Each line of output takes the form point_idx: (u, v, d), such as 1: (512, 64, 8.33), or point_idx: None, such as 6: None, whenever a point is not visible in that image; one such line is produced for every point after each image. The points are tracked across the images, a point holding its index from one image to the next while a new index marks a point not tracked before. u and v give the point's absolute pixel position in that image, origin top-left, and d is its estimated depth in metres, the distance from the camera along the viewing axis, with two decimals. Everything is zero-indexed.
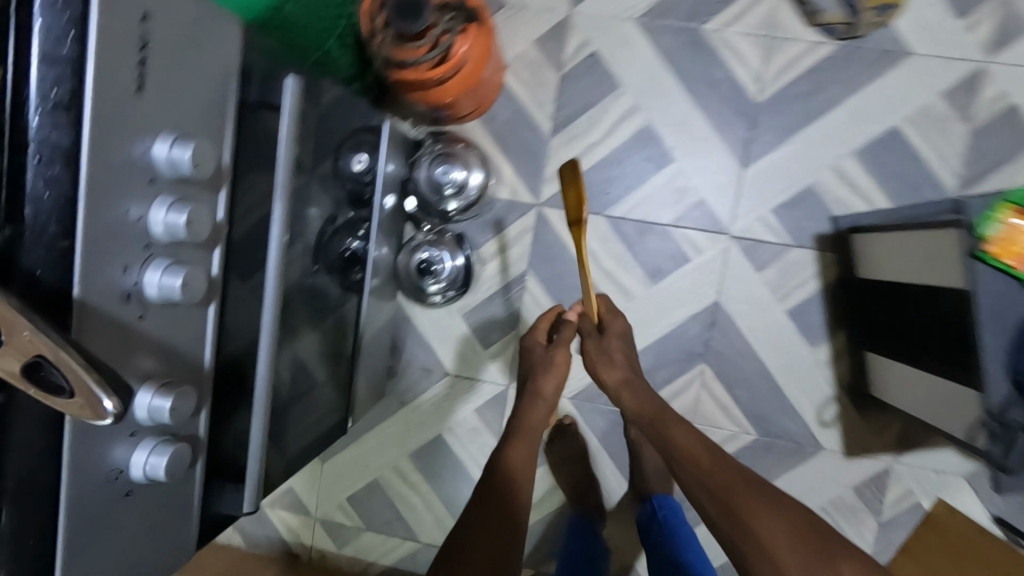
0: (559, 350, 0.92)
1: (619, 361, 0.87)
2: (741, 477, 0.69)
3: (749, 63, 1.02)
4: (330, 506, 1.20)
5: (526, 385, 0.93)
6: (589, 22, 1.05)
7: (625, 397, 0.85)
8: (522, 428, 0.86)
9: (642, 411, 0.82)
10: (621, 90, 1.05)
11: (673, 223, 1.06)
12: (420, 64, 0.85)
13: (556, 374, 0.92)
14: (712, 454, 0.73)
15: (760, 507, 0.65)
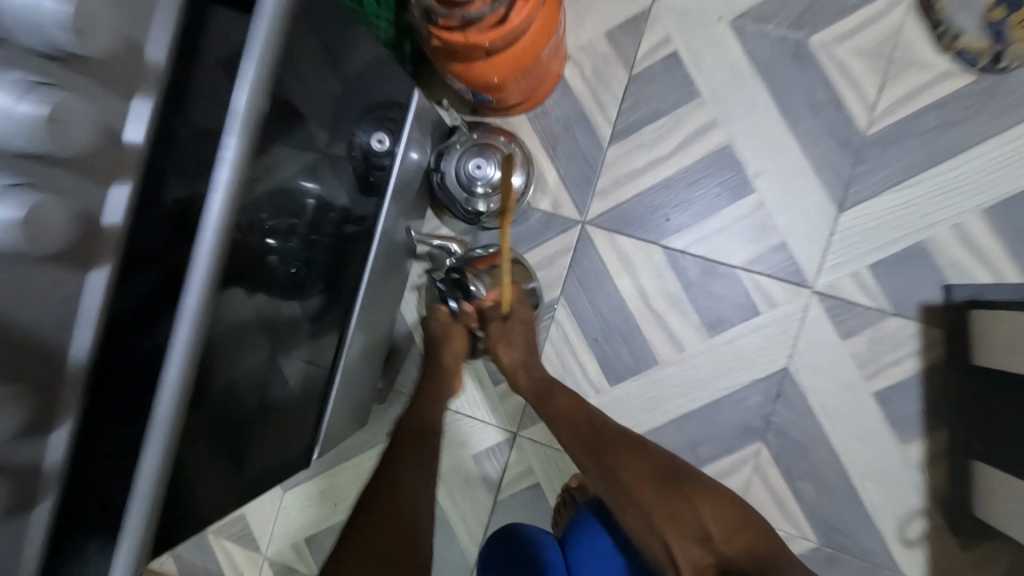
0: (455, 335, 0.82)
1: (517, 342, 0.81)
2: (628, 444, 0.72)
3: (861, 89, 0.85)
4: (284, 548, 1.00)
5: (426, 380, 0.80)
6: (672, 17, 0.89)
7: (520, 376, 0.80)
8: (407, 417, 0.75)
9: (540, 393, 0.79)
10: (701, 99, 0.88)
11: (744, 266, 0.87)
12: (473, 21, 0.68)
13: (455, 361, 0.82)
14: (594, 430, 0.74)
15: (640, 464, 0.70)
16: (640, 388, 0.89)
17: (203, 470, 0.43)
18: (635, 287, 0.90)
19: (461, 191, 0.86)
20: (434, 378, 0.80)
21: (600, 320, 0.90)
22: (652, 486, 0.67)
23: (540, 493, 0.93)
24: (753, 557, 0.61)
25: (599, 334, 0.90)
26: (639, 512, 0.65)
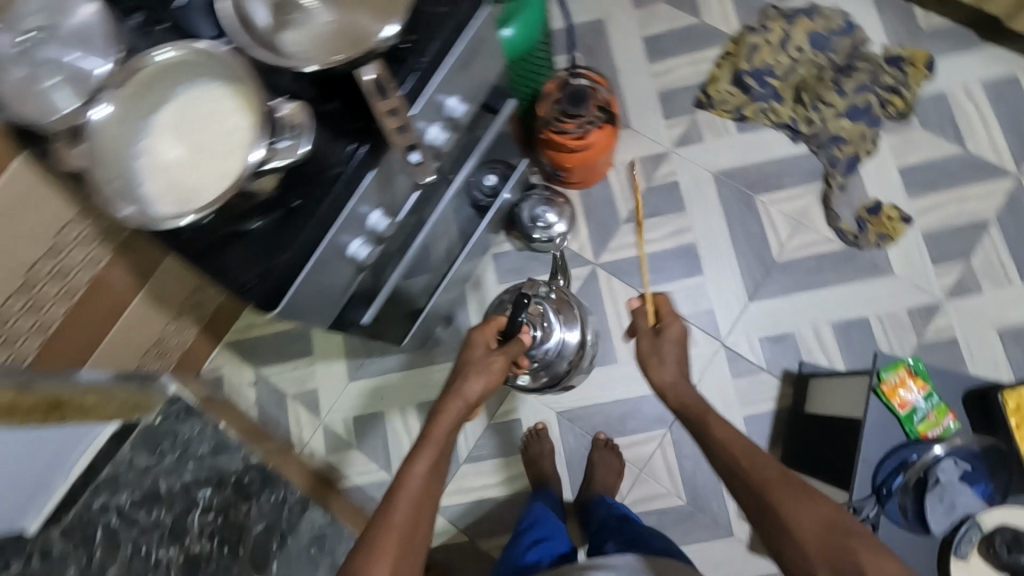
0: (495, 356, 0.84)
1: (669, 362, 0.85)
2: (762, 482, 0.70)
3: (779, 234, 1.39)
4: (336, 418, 1.45)
5: (452, 382, 0.82)
6: (680, 161, 1.46)
7: (671, 394, 0.84)
8: (431, 429, 0.76)
9: (685, 412, 0.82)
10: (684, 212, 1.43)
11: (684, 317, 1.38)
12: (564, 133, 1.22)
13: (485, 377, 0.81)
14: (726, 448, 0.75)
15: (783, 509, 0.68)
16: (601, 375, 1.38)
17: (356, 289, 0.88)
18: (616, 312, 1.40)
19: (530, 223, 1.39)
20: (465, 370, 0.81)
21: None
22: (789, 521, 0.67)
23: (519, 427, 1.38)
24: None
25: None
26: (802, 557, 0.65)
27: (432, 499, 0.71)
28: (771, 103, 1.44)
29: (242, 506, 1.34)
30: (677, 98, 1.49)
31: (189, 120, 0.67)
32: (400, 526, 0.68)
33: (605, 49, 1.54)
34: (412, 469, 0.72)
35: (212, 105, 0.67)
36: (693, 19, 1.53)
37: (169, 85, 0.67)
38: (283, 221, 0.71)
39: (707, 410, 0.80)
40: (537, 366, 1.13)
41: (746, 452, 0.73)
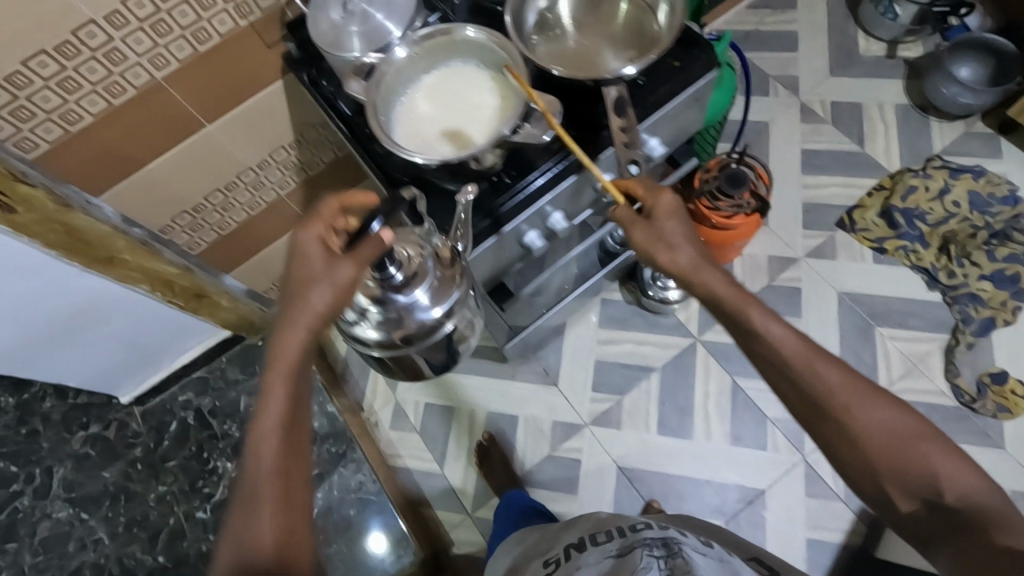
0: (341, 252, 0.64)
1: (678, 243, 0.80)
2: (803, 361, 0.74)
3: (891, 371, 1.37)
4: (408, 398, 1.50)
5: (289, 300, 0.64)
6: (808, 271, 1.48)
7: (699, 283, 0.80)
8: (279, 355, 0.63)
9: (716, 304, 0.79)
10: (799, 319, 1.44)
11: (772, 419, 1.37)
12: (713, 207, 1.27)
13: (334, 294, 0.62)
14: (765, 345, 0.76)
15: (829, 401, 0.71)
16: (673, 446, 1.37)
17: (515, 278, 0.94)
18: (704, 391, 1.41)
19: (650, 281, 1.44)
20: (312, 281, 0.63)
21: (674, 395, 1.41)
22: (820, 393, 0.72)
23: (577, 467, 1.39)
24: (971, 507, 0.65)
25: (667, 402, 1.41)
26: (869, 475, 0.70)
27: (290, 437, 0.62)
28: (916, 245, 1.45)
29: (303, 447, 1.40)
30: (822, 213, 1.53)
31: (451, 89, 0.78)
32: (272, 474, 0.60)
33: (763, 150, 1.61)
34: (268, 414, 0.62)
35: (476, 86, 0.77)
36: (856, 147, 1.58)
37: (446, 57, 0.78)
38: (489, 195, 0.80)
39: (746, 299, 0.77)
40: (393, 324, 0.70)
41: (775, 335, 0.75)
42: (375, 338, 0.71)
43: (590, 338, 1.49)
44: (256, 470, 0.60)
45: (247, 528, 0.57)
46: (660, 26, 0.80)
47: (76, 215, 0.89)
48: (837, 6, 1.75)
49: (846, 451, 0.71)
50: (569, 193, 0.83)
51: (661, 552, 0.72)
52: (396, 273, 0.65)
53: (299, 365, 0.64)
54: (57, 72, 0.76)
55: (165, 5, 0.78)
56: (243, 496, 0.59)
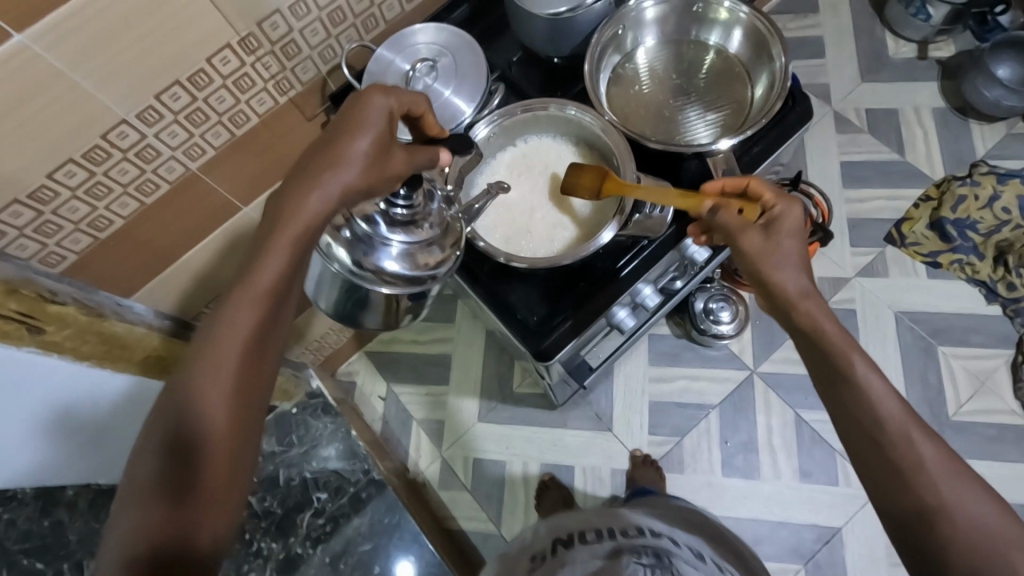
0: (393, 155, 0.57)
1: (791, 262, 0.63)
2: (900, 430, 0.56)
3: (957, 392, 1.33)
4: (457, 454, 1.44)
5: (320, 154, 0.55)
6: (861, 290, 1.42)
7: (799, 316, 0.62)
8: (291, 219, 0.53)
9: (811, 338, 0.61)
10: (858, 343, 1.38)
11: (841, 451, 1.32)
12: None
13: (361, 177, 0.55)
14: (857, 393, 0.58)
15: (915, 470, 0.54)
16: (740, 487, 1.32)
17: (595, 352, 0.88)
18: (766, 426, 1.36)
19: (701, 315, 1.37)
20: (352, 152, 0.54)
21: (736, 432, 1.36)
22: (907, 464, 0.55)
23: None
24: None
25: (730, 440, 1.35)
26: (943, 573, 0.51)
27: (265, 335, 0.53)
28: (970, 257, 1.40)
29: (353, 519, 1.30)
30: (869, 228, 1.47)
31: (528, 164, 0.77)
32: (236, 369, 0.51)
33: (801, 164, 1.55)
34: (257, 287, 0.52)
35: (554, 160, 0.77)
36: (896, 155, 1.53)
37: (518, 132, 0.77)
38: (581, 280, 0.74)
39: (850, 345, 0.59)
40: (363, 248, 0.62)
41: (877, 392, 0.57)
42: (346, 258, 0.62)
43: (642, 377, 1.43)
44: (211, 373, 0.50)
45: (182, 420, 0.50)
46: (751, 95, 0.76)
47: (110, 321, 0.79)
48: (861, 7, 1.68)
49: (911, 535, 0.53)
50: (661, 268, 0.77)
51: (648, 561, 0.73)
52: (400, 210, 0.61)
53: (304, 249, 0.54)
54: (86, 179, 0.67)
55: (202, 93, 0.68)
56: (183, 385, 0.50)
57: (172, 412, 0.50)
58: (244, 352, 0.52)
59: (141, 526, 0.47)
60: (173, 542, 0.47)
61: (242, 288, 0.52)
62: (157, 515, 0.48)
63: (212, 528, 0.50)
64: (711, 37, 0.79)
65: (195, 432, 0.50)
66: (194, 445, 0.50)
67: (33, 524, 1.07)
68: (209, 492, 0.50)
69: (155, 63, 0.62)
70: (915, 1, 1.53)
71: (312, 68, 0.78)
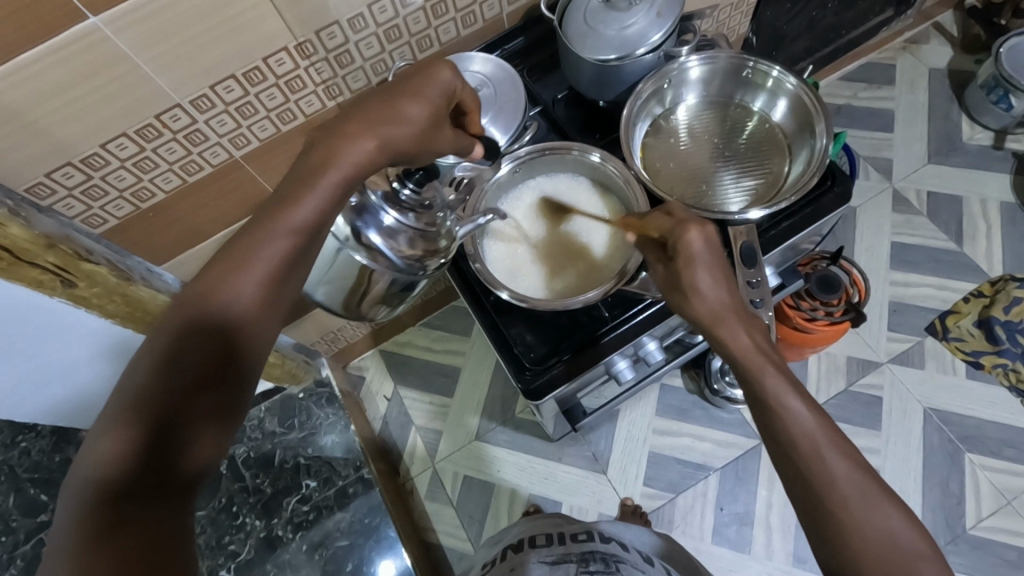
0: (444, 128, 0.58)
1: (700, 290, 0.61)
2: (815, 451, 0.54)
3: (979, 505, 1.24)
4: (448, 467, 1.44)
5: (383, 102, 0.55)
6: (891, 378, 1.36)
7: (716, 339, 0.61)
8: (350, 149, 0.52)
9: (735, 362, 0.60)
10: (879, 432, 1.32)
11: None
12: (797, 308, 1.18)
13: (420, 132, 0.56)
14: (772, 409, 0.57)
15: (826, 489, 0.53)
16: (726, 557, 1.27)
17: (587, 397, 0.88)
18: (766, 501, 1.31)
19: (717, 373, 1.34)
20: (413, 112, 0.55)
21: (733, 502, 1.31)
22: (817, 479, 0.53)
23: None
24: None
25: (725, 508, 1.31)
26: None
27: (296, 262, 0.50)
28: (1016, 363, 1.33)
29: (334, 513, 1.32)
30: (911, 314, 1.41)
31: (552, 200, 0.78)
32: (262, 288, 0.48)
33: (849, 237, 1.50)
34: (303, 203, 0.50)
35: (576, 199, 0.78)
36: (952, 244, 1.46)
37: (543, 170, 0.79)
38: (584, 326, 0.74)
39: (761, 358, 0.59)
40: (355, 210, 0.62)
41: (795, 414, 0.56)
42: (341, 228, 0.61)
43: (646, 425, 1.40)
44: (235, 290, 0.47)
45: (193, 334, 0.46)
46: (789, 170, 0.74)
47: (137, 287, 0.83)
48: (939, 86, 1.62)
49: (826, 551, 0.53)
50: (665, 327, 0.76)
51: (597, 568, 0.77)
52: (407, 190, 0.62)
53: (353, 181, 0.53)
54: (136, 153, 0.71)
55: (254, 89, 0.72)
56: (206, 292, 0.47)
57: (180, 325, 0.46)
58: (275, 273, 0.49)
59: (124, 439, 0.41)
60: (164, 459, 0.42)
61: (288, 202, 0.50)
62: (145, 430, 0.42)
63: (206, 458, 0.44)
64: (756, 103, 0.78)
65: (208, 351, 0.46)
66: (205, 353, 0.46)
67: (44, 457, 1.12)
68: (212, 414, 0.45)
69: (215, 56, 0.66)
70: (997, 89, 1.47)
71: (362, 77, 0.81)
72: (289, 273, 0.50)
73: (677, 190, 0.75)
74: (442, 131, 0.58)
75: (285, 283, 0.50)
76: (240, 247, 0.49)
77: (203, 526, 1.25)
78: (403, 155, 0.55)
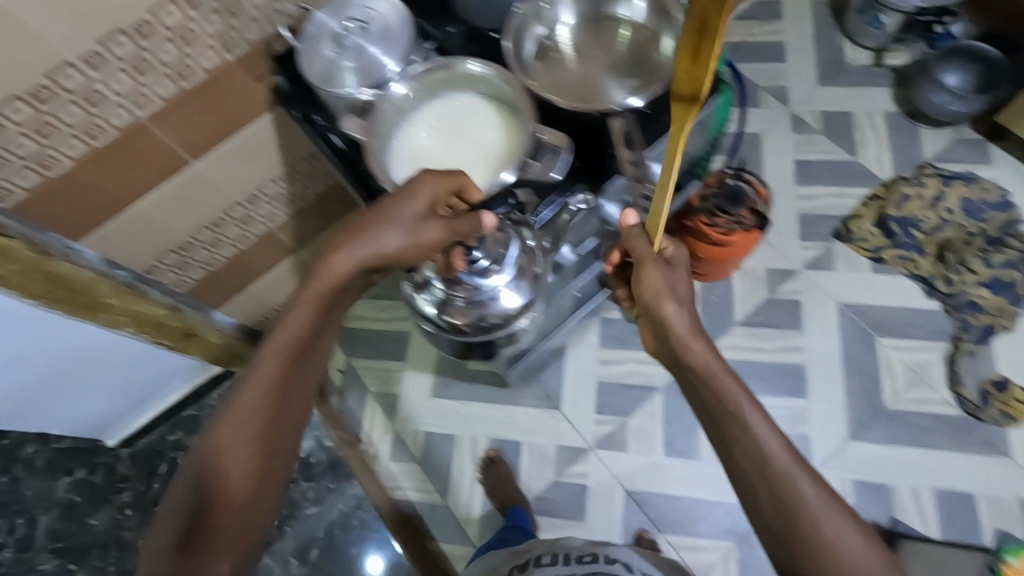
0: (434, 220, 0.74)
1: (680, 297, 0.81)
2: (785, 469, 0.67)
3: (894, 382, 1.37)
4: (409, 427, 1.47)
5: (366, 221, 0.72)
6: (807, 282, 1.47)
7: (694, 359, 0.76)
8: (327, 278, 0.70)
9: (713, 395, 0.73)
10: (802, 331, 1.43)
11: (780, 436, 1.35)
12: (711, 224, 1.27)
13: (401, 243, 0.72)
14: (746, 430, 0.69)
15: (798, 505, 0.65)
16: (679, 465, 1.36)
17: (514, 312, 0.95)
18: None
19: None
20: (388, 223, 0.72)
21: (679, 414, 1.40)
22: (790, 497, 0.66)
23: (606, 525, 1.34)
24: None
25: (673, 422, 1.39)
26: None
27: (297, 373, 0.69)
28: (912, 253, 1.45)
29: (302, 484, 1.36)
30: (818, 224, 1.52)
31: (454, 120, 0.82)
32: (264, 414, 0.66)
33: (758, 160, 1.60)
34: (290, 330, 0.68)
35: (479, 116, 0.82)
36: (848, 156, 1.58)
37: (438, 91, 0.82)
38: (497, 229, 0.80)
39: (738, 388, 0.72)
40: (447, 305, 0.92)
41: (764, 436, 0.69)
42: (430, 311, 0.94)
43: (592, 358, 1.47)
44: (236, 414, 0.65)
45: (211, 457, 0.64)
46: (660, 57, 0.82)
47: (58, 261, 0.83)
48: (822, 16, 1.75)
49: (796, 559, 0.64)
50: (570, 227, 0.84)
51: None
52: (477, 255, 0.85)
53: (327, 310, 0.71)
54: (32, 116, 0.72)
55: (146, 43, 0.74)
56: (221, 423, 0.65)
57: (202, 454, 0.65)
58: (275, 400, 0.67)
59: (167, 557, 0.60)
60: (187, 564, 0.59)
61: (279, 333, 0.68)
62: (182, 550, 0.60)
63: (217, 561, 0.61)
64: (620, 12, 0.86)
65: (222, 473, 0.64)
66: (217, 470, 0.63)
67: None
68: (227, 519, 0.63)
69: (97, 7, 0.68)
70: (870, 10, 1.60)
71: (257, 29, 0.84)
72: (285, 396, 0.67)
73: (564, 92, 0.81)
74: (434, 224, 0.73)
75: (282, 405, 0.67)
76: (245, 382, 0.67)
77: None
78: (398, 260, 0.73)
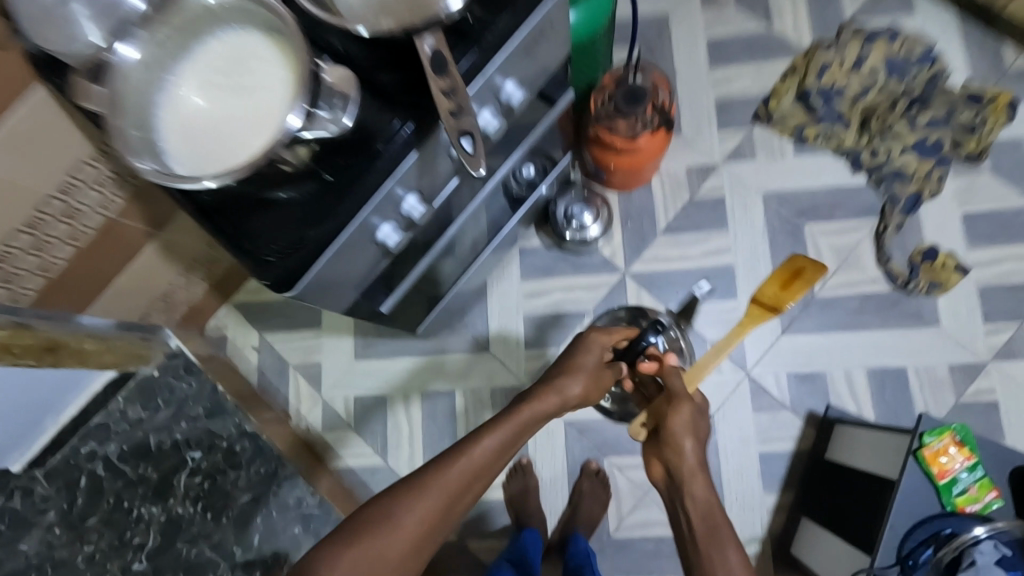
0: (603, 372, 1.01)
1: (696, 437, 0.94)
2: None
3: (823, 268, 1.32)
4: (337, 395, 1.40)
5: (558, 375, 0.97)
6: (729, 176, 1.37)
7: (688, 483, 0.89)
8: (527, 402, 0.92)
9: (701, 512, 0.86)
10: (727, 230, 1.35)
11: (712, 341, 1.31)
12: (615, 132, 1.16)
13: (586, 380, 0.97)
14: (710, 550, 0.81)
15: None
16: None
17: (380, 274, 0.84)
18: None
19: (563, 222, 1.32)
20: (574, 373, 0.97)
21: None
22: None
23: (549, 457, 1.32)
24: None
25: None
26: None
27: (481, 475, 0.81)
28: (835, 127, 1.35)
29: (231, 474, 1.29)
30: (736, 110, 1.40)
31: (225, 70, 0.58)
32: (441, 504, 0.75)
33: (667, 46, 1.44)
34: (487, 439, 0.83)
35: (257, 59, 0.57)
36: (763, 27, 1.43)
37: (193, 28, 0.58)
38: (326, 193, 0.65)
39: (722, 518, 0.84)
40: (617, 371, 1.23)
41: (732, 562, 0.79)
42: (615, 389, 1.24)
43: (515, 293, 1.39)
44: (414, 493, 0.75)
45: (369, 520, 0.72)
46: None
47: None
48: None
49: None
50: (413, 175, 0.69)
51: None
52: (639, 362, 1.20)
53: (511, 443, 0.85)
54: None
55: None
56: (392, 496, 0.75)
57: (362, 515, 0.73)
58: (446, 497, 0.76)
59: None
60: None
61: (474, 437, 0.84)
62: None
63: None
64: None
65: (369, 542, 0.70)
66: (367, 530, 0.71)
67: None
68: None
69: None
70: None
71: None
72: (456, 499, 0.78)
73: (373, 5, 0.57)
74: (605, 376, 1.00)
75: (451, 511, 0.77)
76: (431, 469, 0.78)
77: (98, 533, 1.22)
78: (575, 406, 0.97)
